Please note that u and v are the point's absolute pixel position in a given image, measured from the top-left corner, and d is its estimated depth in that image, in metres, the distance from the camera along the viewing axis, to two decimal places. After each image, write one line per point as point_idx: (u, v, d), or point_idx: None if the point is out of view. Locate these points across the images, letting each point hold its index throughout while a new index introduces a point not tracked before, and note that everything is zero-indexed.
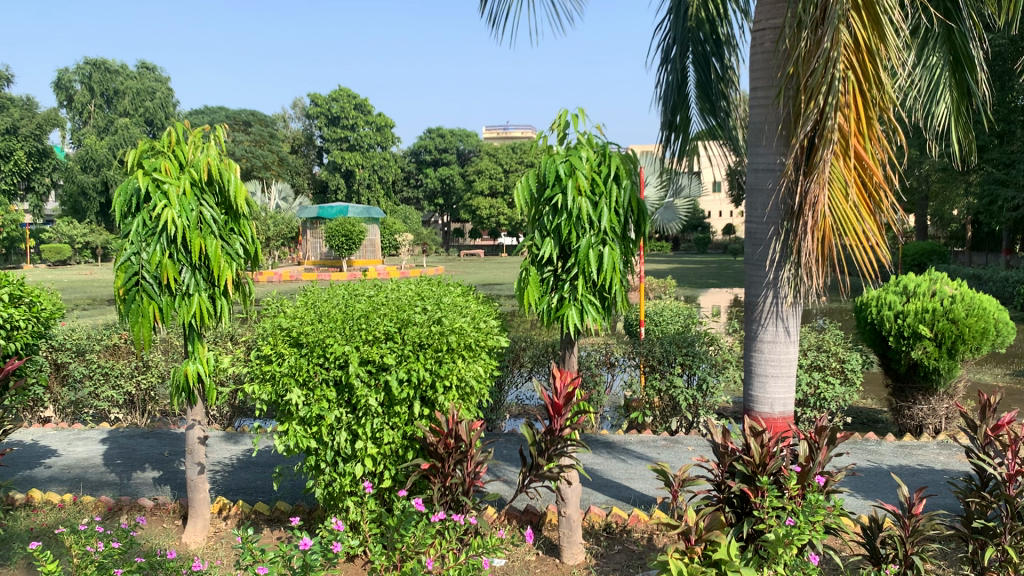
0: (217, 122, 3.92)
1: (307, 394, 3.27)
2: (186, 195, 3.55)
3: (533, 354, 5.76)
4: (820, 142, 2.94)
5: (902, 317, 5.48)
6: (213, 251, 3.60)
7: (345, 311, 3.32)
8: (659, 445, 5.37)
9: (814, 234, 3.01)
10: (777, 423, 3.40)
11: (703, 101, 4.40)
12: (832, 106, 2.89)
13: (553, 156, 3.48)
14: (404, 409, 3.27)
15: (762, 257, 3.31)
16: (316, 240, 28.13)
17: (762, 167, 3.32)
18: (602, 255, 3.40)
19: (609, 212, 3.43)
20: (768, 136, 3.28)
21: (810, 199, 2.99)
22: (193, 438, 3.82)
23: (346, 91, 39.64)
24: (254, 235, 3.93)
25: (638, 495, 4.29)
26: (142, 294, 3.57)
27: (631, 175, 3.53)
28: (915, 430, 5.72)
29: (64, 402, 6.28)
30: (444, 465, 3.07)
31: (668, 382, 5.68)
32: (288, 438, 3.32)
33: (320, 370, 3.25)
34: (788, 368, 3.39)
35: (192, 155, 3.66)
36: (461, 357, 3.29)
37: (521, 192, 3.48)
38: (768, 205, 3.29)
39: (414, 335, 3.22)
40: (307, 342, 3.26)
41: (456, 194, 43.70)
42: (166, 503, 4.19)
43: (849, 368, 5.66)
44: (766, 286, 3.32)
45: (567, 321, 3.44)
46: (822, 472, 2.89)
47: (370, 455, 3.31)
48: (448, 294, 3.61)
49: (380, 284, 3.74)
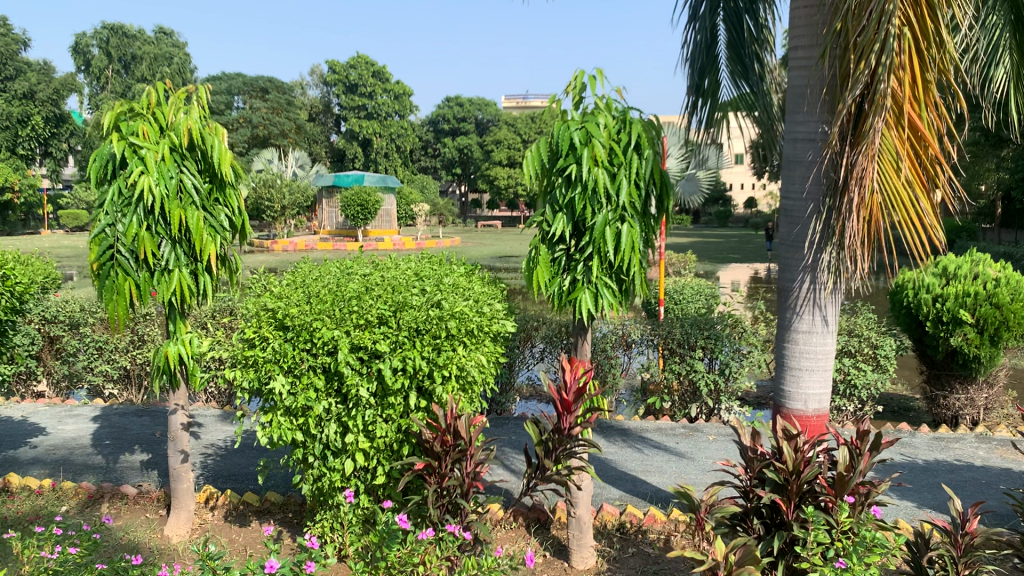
0: (204, 83, 3.62)
1: (293, 383, 2.97)
2: (165, 160, 3.25)
3: (546, 335, 5.44)
4: (870, 109, 2.59)
5: (941, 301, 5.10)
6: (194, 223, 3.29)
7: (335, 291, 3.02)
8: (677, 433, 5.05)
9: (859, 213, 2.67)
10: (812, 422, 3.07)
11: (735, 64, 4.03)
12: (886, 67, 2.53)
13: (567, 123, 3.16)
14: (398, 401, 2.96)
15: (800, 237, 2.95)
16: (332, 209, 27.84)
17: (801, 136, 2.94)
18: (620, 233, 3.07)
19: (629, 186, 3.09)
20: (810, 101, 2.90)
21: (857, 173, 2.64)
22: (176, 423, 3.56)
23: (364, 57, 39.14)
24: (241, 206, 3.61)
25: (655, 491, 3.98)
26: (117, 270, 3.28)
27: (653, 144, 3.18)
28: (951, 421, 5.37)
29: (58, 376, 6.06)
30: (441, 464, 2.77)
31: (688, 366, 5.34)
32: (272, 430, 3.03)
33: (307, 356, 2.95)
34: (825, 361, 3.05)
35: (174, 118, 3.36)
36: (462, 344, 2.98)
37: (531, 163, 3.17)
38: (808, 179, 2.92)
39: (410, 319, 2.91)
40: (293, 325, 2.95)
41: (473, 164, 43.22)
42: (150, 491, 3.94)
43: (882, 354, 5.30)
44: (804, 270, 2.97)
45: (579, 305, 3.13)
46: (863, 482, 2.55)
47: (361, 450, 3.01)
48: (450, 275, 3.30)
49: (377, 262, 3.43)
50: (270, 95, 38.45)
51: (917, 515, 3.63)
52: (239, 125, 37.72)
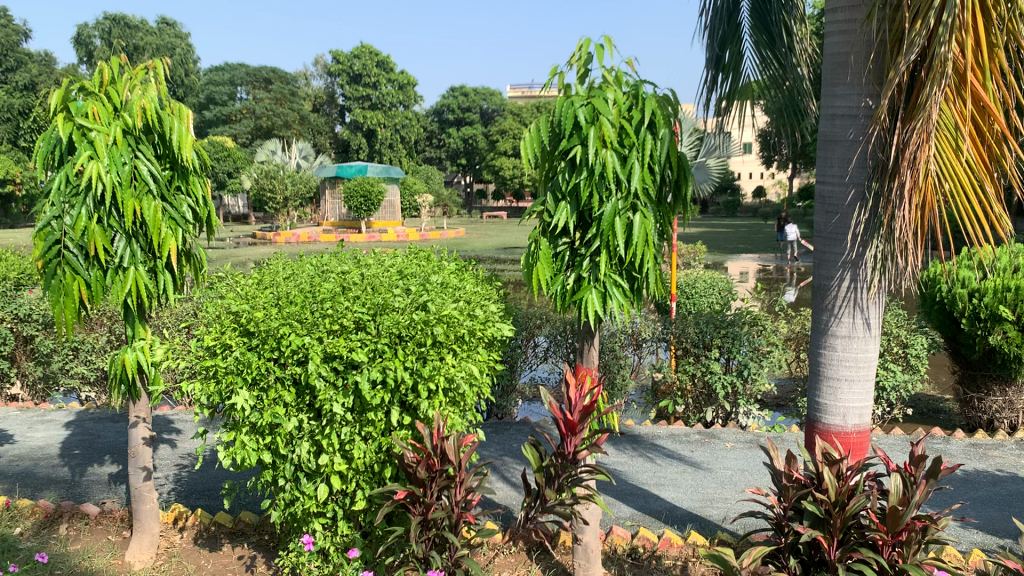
0: (165, 59, 3.25)
1: (258, 397, 2.59)
2: (117, 144, 2.88)
3: (550, 333, 5.02)
4: (928, 77, 2.18)
5: (978, 296, 4.68)
6: (151, 215, 2.92)
7: (307, 292, 2.65)
8: (692, 440, 4.67)
9: (913, 199, 2.28)
10: (851, 438, 2.69)
11: (760, 34, 3.67)
12: (948, 26, 2.13)
13: (571, 98, 2.76)
14: (379, 417, 2.60)
15: (839, 228, 2.56)
16: (334, 200, 27.46)
17: (840, 111, 2.53)
18: (631, 224, 2.69)
19: (642, 170, 2.71)
20: (853, 69, 2.48)
21: (910, 153, 2.25)
22: (136, 439, 3.19)
23: (367, 47, 38.77)
24: (206, 195, 3.23)
25: (670, 508, 3.61)
26: (65, 268, 2.90)
27: (669, 123, 2.80)
28: (987, 425, 4.97)
29: (33, 378, 5.71)
30: (426, 492, 2.41)
31: (704, 367, 4.96)
32: (235, 451, 2.65)
33: (273, 367, 2.57)
34: (866, 370, 2.67)
35: (129, 97, 2.99)
36: (451, 352, 2.60)
37: (528, 146, 2.79)
38: (851, 161, 2.51)
39: (390, 324, 2.53)
40: (258, 332, 2.56)
41: (479, 155, 42.80)
42: (114, 510, 3.59)
43: (912, 354, 4.91)
44: (843, 266, 2.58)
45: (585, 307, 2.75)
46: (918, 516, 2.17)
47: (337, 472, 2.65)
48: (438, 272, 2.93)
49: (359, 258, 3.06)
50: (273, 85, 38.06)
51: (964, 537, 3.23)
52: (241, 116, 37.44)
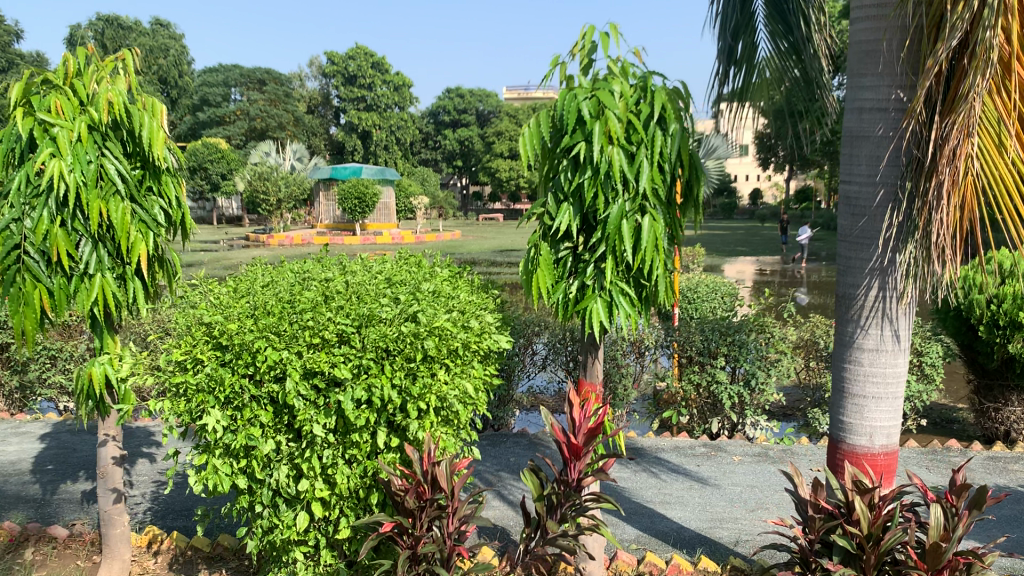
0: (135, 51, 3.03)
1: (232, 418, 2.37)
2: (82, 141, 2.64)
3: (549, 340, 4.79)
4: (971, 65, 1.97)
5: (996, 303, 4.47)
6: (118, 218, 2.69)
7: (287, 302, 2.43)
8: (698, 453, 4.45)
9: (952, 199, 2.07)
10: (877, 460, 2.49)
11: (775, 22, 3.49)
12: (994, 9, 1.92)
13: (574, 91, 2.54)
14: (364, 439, 2.38)
15: (866, 232, 2.35)
16: (329, 202, 27.22)
17: (868, 104, 2.32)
18: (640, 227, 2.48)
19: (651, 168, 2.50)
20: (885, 58, 2.27)
21: (949, 148, 2.03)
22: (105, 459, 2.95)
23: (362, 48, 38.54)
24: (180, 197, 3.00)
25: (678, 529, 3.39)
26: (24, 275, 2.64)
27: (679, 117, 2.58)
28: (1004, 436, 4.76)
29: (8, 387, 5.47)
30: (415, 524, 2.19)
31: (709, 377, 4.74)
32: (207, 476, 2.42)
33: (248, 385, 2.34)
34: (895, 387, 2.46)
35: (96, 89, 2.75)
36: (444, 367, 2.39)
37: (528, 142, 2.55)
38: (880, 158, 2.30)
39: (377, 337, 2.31)
40: (231, 345, 2.33)
41: (475, 157, 42.57)
42: (84, 533, 3.36)
43: (927, 362, 4.69)
44: (870, 274, 2.37)
45: (589, 317, 2.54)
46: (961, 552, 1.96)
47: (319, 499, 2.44)
48: (429, 280, 2.71)
49: (345, 264, 2.84)
50: (267, 86, 37.81)
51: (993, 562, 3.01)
52: (235, 117, 37.20)
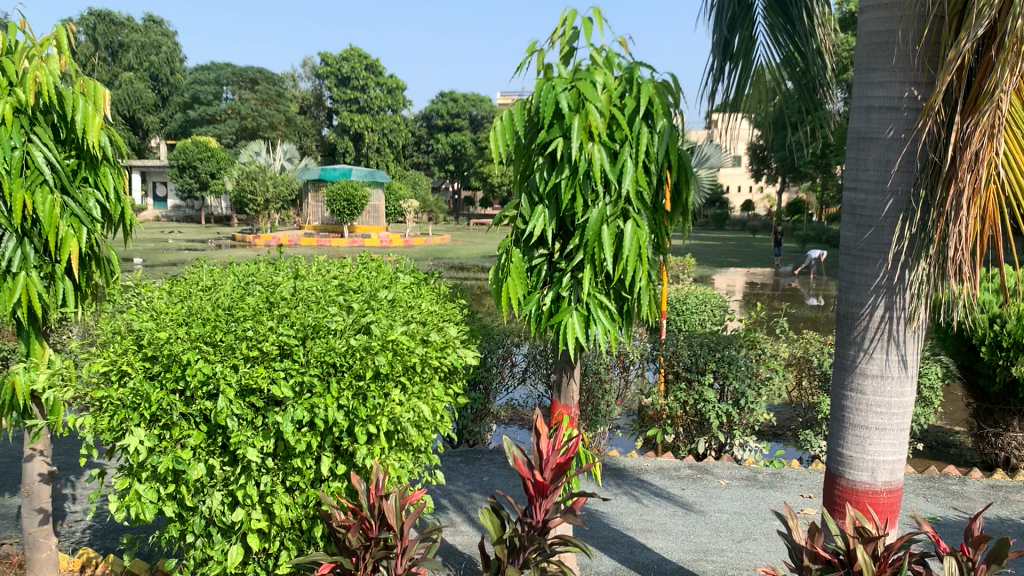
0: (75, 25, 2.74)
1: (158, 437, 2.09)
2: (6, 124, 2.35)
3: (529, 352, 4.52)
4: (998, 57, 1.73)
5: (999, 323, 4.24)
6: (45, 211, 2.42)
7: (225, 309, 2.16)
8: (682, 475, 4.21)
9: (971, 210, 1.83)
10: (877, 498, 2.25)
11: (775, 14, 3.25)
12: None
13: (552, 81, 2.29)
14: (306, 465, 2.14)
15: (872, 245, 2.10)
16: (318, 204, 26.91)
17: (877, 103, 2.08)
18: (621, 235, 2.24)
19: (635, 169, 2.26)
20: (899, 51, 2.03)
21: (970, 152, 1.79)
22: (30, 476, 2.67)
23: (356, 50, 38.26)
24: (120, 189, 2.74)
25: (659, 562, 3.13)
26: None
27: (668, 114, 2.34)
28: (1005, 462, 4.53)
29: None
30: (358, 565, 1.94)
31: (696, 395, 4.50)
32: (129, 502, 2.14)
33: (178, 403, 2.06)
34: (899, 418, 2.22)
35: (26, 66, 2.47)
36: (398, 386, 2.15)
37: (500, 137, 2.30)
38: (891, 163, 2.06)
39: (323, 351, 2.06)
40: (159, 356, 2.05)
41: (468, 161, 42.34)
42: (12, 555, 3.07)
43: (925, 384, 4.46)
44: (876, 292, 2.12)
45: (563, 332, 2.29)
46: None
47: (255, 530, 2.18)
48: (388, 287, 2.46)
49: (298, 266, 2.58)
50: (259, 86, 37.48)
51: None
52: (226, 116, 36.92)
